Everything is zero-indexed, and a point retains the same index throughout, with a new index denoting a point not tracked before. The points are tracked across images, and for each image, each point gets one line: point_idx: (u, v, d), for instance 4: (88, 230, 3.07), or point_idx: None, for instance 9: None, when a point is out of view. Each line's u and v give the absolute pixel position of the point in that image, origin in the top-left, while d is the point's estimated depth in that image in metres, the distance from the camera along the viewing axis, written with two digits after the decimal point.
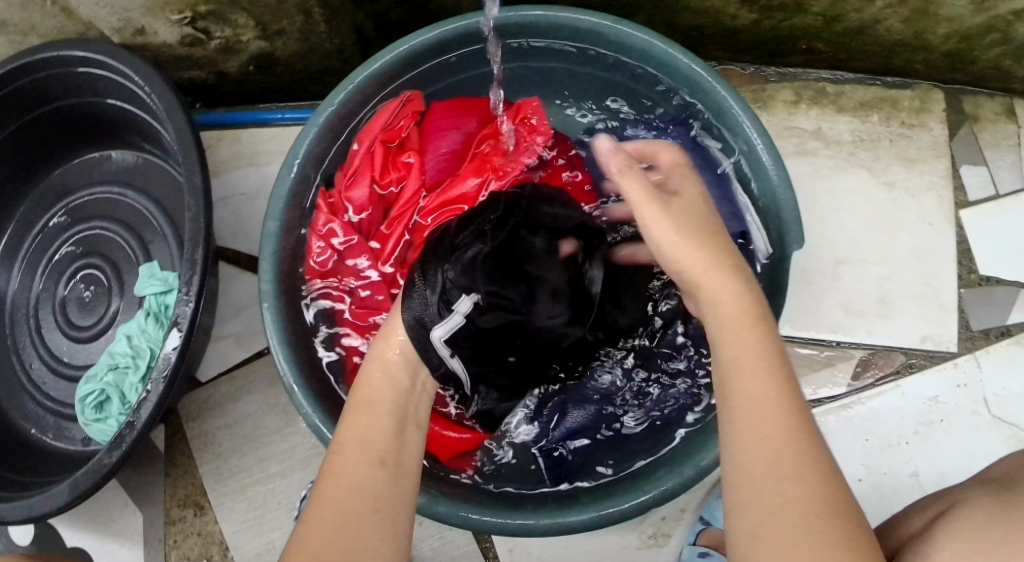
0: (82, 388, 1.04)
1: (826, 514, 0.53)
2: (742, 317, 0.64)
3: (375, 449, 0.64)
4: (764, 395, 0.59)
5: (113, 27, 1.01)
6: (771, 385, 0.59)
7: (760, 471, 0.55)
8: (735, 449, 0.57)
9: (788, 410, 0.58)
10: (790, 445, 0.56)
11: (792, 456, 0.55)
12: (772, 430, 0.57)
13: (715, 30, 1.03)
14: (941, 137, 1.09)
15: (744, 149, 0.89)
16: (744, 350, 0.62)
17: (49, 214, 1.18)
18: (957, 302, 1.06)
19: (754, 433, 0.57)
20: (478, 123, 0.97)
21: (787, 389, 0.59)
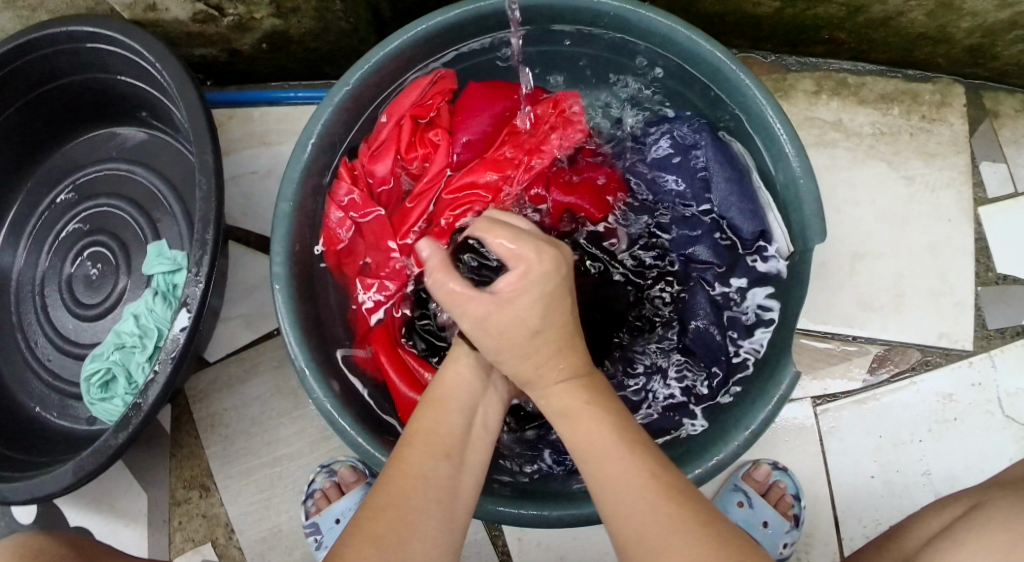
0: (88, 368, 1.03)
1: (663, 525, 0.57)
2: (573, 386, 0.64)
3: (438, 446, 0.63)
4: (648, 491, 0.59)
5: (125, 2, 0.99)
6: (616, 468, 0.60)
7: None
8: (622, 532, 0.58)
9: (677, 496, 0.59)
10: (705, 542, 0.57)
11: (696, 536, 0.57)
12: (677, 531, 0.57)
13: (736, 17, 1.02)
14: (961, 132, 1.08)
15: (767, 139, 0.87)
16: (594, 433, 0.62)
17: (56, 191, 1.17)
18: (973, 300, 1.05)
19: (657, 521, 0.57)
20: (512, 108, 0.94)
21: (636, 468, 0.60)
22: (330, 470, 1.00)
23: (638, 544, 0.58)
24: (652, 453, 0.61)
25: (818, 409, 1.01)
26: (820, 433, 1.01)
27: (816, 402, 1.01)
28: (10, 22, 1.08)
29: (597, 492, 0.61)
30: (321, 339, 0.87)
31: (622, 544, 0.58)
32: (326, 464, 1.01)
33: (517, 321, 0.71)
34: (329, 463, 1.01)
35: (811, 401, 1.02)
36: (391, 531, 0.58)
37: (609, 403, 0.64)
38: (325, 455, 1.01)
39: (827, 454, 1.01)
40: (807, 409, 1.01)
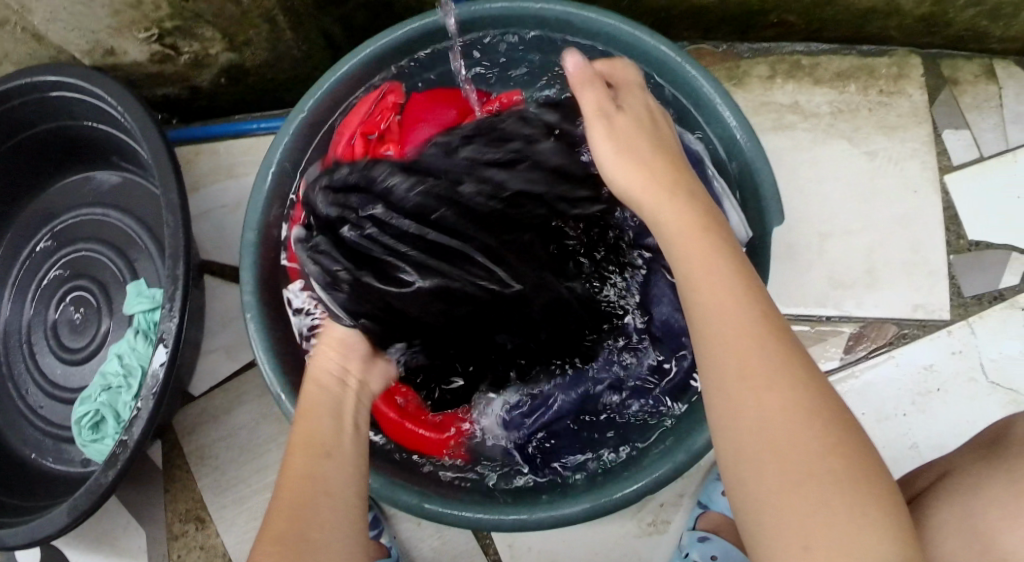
0: (76, 410, 1.05)
1: (846, 507, 0.50)
2: (705, 255, 0.59)
3: (320, 444, 0.66)
4: (786, 380, 0.54)
5: (83, 49, 1.01)
6: (758, 352, 0.55)
7: (774, 463, 0.52)
8: (743, 408, 0.54)
9: (806, 390, 0.54)
10: (821, 439, 0.52)
11: (816, 438, 0.52)
12: (796, 422, 0.52)
13: (683, 9, 1.03)
14: (920, 103, 1.09)
15: (718, 127, 0.88)
16: (733, 317, 0.56)
17: (35, 239, 1.18)
18: (947, 268, 1.05)
19: (777, 408, 0.53)
20: (457, 113, 0.92)
21: (775, 358, 0.54)
22: None
23: (744, 426, 0.54)
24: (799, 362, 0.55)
25: None
26: None
27: None
28: None
29: (723, 368, 0.55)
30: (296, 363, 0.89)
31: (731, 418, 0.54)
32: None
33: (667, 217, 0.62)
34: None
35: None
36: (309, 527, 0.60)
37: (781, 343, 0.55)
38: None
39: None
40: None
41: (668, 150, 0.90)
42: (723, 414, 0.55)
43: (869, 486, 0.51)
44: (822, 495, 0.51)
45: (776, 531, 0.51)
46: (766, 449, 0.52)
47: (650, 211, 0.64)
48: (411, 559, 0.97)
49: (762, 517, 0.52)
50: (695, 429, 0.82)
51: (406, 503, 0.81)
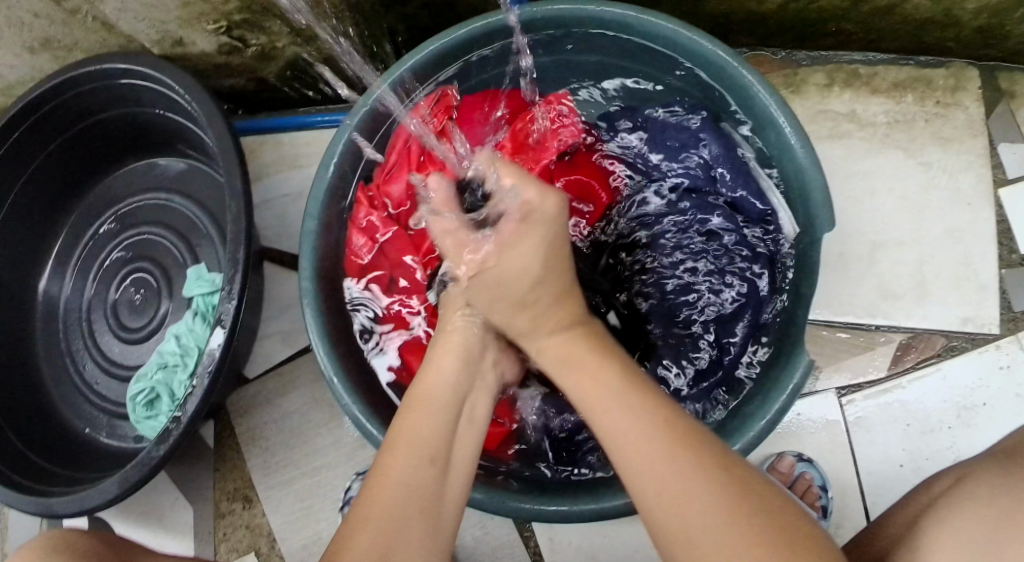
0: (133, 388, 1.08)
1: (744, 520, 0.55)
2: (597, 361, 0.68)
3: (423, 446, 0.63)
4: (648, 399, 0.63)
5: (152, 40, 1.06)
6: (641, 430, 0.60)
7: (660, 472, 0.58)
8: (626, 443, 0.61)
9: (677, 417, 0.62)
10: (706, 460, 0.58)
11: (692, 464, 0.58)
12: (697, 461, 0.58)
13: (741, 16, 1.03)
14: (976, 116, 1.09)
15: (771, 130, 0.89)
16: (588, 383, 0.66)
17: (99, 222, 1.23)
18: (998, 282, 1.05)
19: (636, 418, 0.61)
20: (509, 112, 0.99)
21: (640, 392, 0.64)
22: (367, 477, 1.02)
23: (625, 447, 0.61)
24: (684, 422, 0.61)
25: (843, 399, 1.02)
26: (847, 424, 1.02)
27: (840, 392, 1.02)
28: (49, 64, 1.16)
29: (617, 437, 0.61)
30: (351, 351, 0.92)
31: (609, 438, 0.63)
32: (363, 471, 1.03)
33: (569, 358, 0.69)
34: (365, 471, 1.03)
35: (835, 392, 1.02)
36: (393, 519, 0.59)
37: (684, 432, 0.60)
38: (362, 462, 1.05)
39: (855, 446, 1.01)
40: (832, 400, 1.02)
41: (715, 153, 0.95)
42: (615, 453, 0.62)
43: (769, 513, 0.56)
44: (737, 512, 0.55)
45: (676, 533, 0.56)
46: (649, 460, 0.59)
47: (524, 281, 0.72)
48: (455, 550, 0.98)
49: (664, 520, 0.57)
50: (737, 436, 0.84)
51: None
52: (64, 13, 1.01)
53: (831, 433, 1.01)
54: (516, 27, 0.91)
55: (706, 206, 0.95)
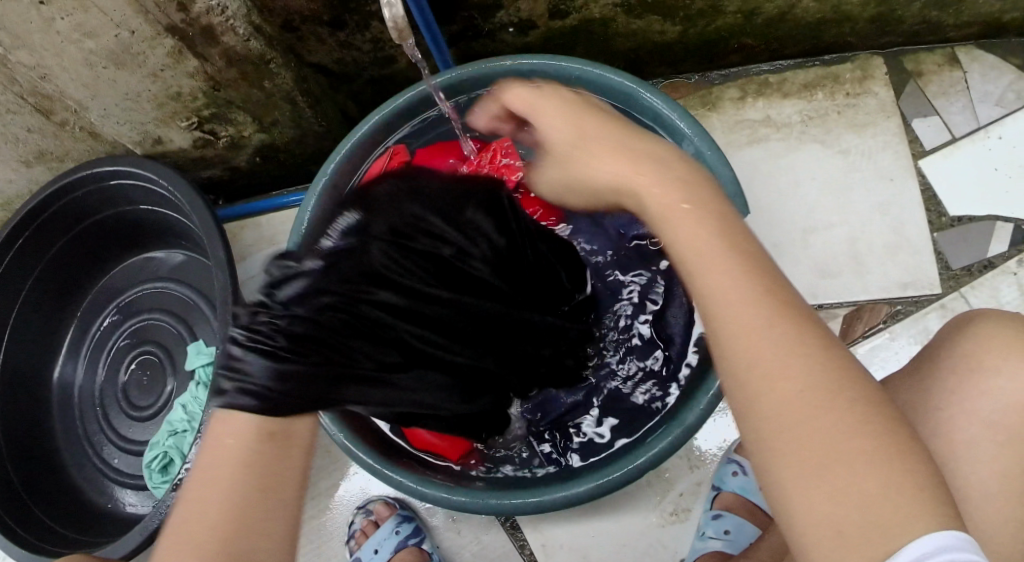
0: (148, 456, 1.18)
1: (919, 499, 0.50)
2: (767, 332, 0.54)
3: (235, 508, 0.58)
4: (810, 362, 0.54)
5: (135, 140, 1.19)
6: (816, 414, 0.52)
7: (819, 448, 0.51)
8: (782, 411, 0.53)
9: (849, 369, 0.54)
10: (847, 426, 0.52)
11: (858, 444, 0.51)
12: (840, 432, 0.52)
13: (649, 48, 1.15)
14: (887, 98, 1.17)
15: (681, 140, 0.99)
16: (708, 256, 0.58)
17: (103, 314, 1.34)
18: (931, 245, 1.12)
19: (812, 405, 0.52)
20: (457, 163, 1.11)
21: (825, 365, 0.54)
22: (367, 511, 1.10)
23: (759, 379, 0.54)
24: (859, 394, 0.53)
25: None
26: None
27: None
28: (45, 175, 1.29)
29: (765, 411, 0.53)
30: None
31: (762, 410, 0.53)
32: (363, 506, 1.11)
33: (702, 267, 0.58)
34: (366, 505, 1.11)
35: None
36: (251, 527, 0.58)
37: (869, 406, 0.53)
38: (362, 499, 1.13)
39: None
40: None
41: None
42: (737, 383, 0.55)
43: (912, 478, 0.51)
44: (879, 474, 0.51)
45: (819, 517, 0.51)
46: (803, 429, 0.52)
47: (682, 239, 0.60)
48: None
49: (779, 479, 0.52)
50: (684, 411, 0.90)
51: (436, 496, 0.90)
52: (55, 127, 1.14)
53: None
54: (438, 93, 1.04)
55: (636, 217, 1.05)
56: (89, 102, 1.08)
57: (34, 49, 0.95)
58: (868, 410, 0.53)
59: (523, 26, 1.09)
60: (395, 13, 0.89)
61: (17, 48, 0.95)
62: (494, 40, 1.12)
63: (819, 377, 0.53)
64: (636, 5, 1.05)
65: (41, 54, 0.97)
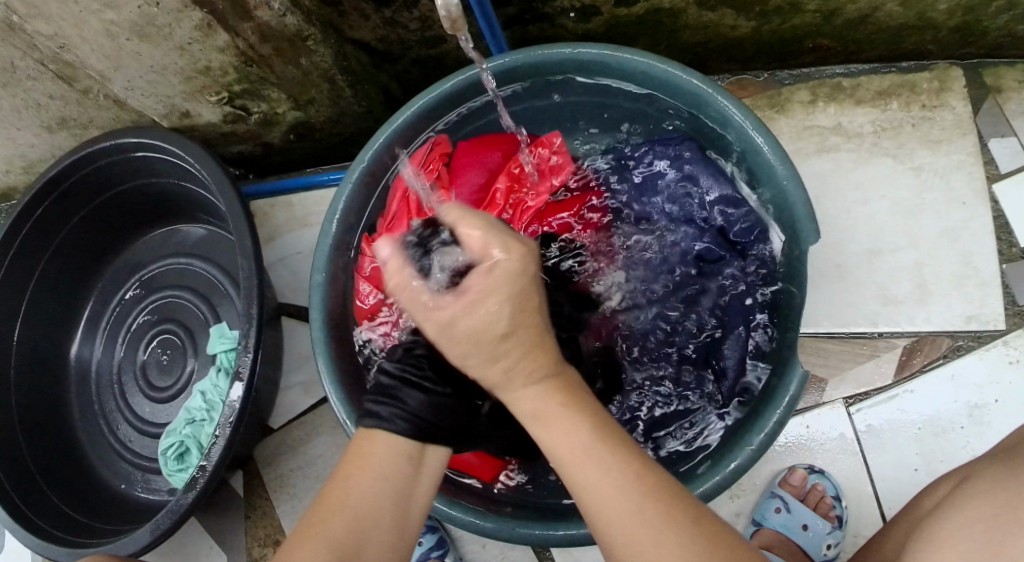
0: (163, 442, 1.13)
1: None
2: (575, 454, 0.60)
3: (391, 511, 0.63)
4: (583, 428, 0.61)
5: (161, 113, 1.12)
6: (638, 510, 0.58)
7: (655, 549, 0.56)
8: (563, 469, 0.60)
9: (670, 492, 0.59)
10: (616, 475, 0.59)
11: (624, 480, 0.58)
12: (606, 479, 0.59)
13: (718, 43, 1.07)
14: (964, 114, 1.09)
15: (751, 152, 0.93)
16: (521, 401, 0.62)
17: (125, 286, 1.29)
18: (999, 278, 1.06)
19: (653, 535, 0.57)
20: (502, 158, 1.04)
21: (598, 433, 0.61)
22: None
23: (580, 484, 0.59)
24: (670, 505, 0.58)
25: (851, 408, 1.03)
26: (857, 432, 1.03)
27: (848, 401, 1.03)
28: (68, 140, 1.23)
29: (589, 501, 0.59)
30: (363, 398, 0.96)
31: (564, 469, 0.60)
32: None
33: (500, 375, 0.61)
34: None
35: (843, 401, 1.03)
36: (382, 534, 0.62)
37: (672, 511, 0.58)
38: None
39: (866, 452, 1.02)
40: (840, 410, 1.03)
41: (704, 181, 0.99)
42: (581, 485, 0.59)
43: (705, 523, 0.57)
44: None
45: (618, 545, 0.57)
46: (586, 487, 0.59)
47: (458, 352, 0.60)
48: None
49: (633, 555, 0.57)
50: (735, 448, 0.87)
51: (466, 522, 0.86)
52: (79, 93, 1.08)
53: (840, 442, 1.03)
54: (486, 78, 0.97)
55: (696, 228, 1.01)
56: (111, 73, 1.01)
57: (49, 18, 0.89)
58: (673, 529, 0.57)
59: (585, 11, 0.99)
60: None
61: (32, 17, 0.89)
62: (552, 24, 1.03)
63: (643, 494, 0.58)
64: None
65: (60, 24, 0.90)
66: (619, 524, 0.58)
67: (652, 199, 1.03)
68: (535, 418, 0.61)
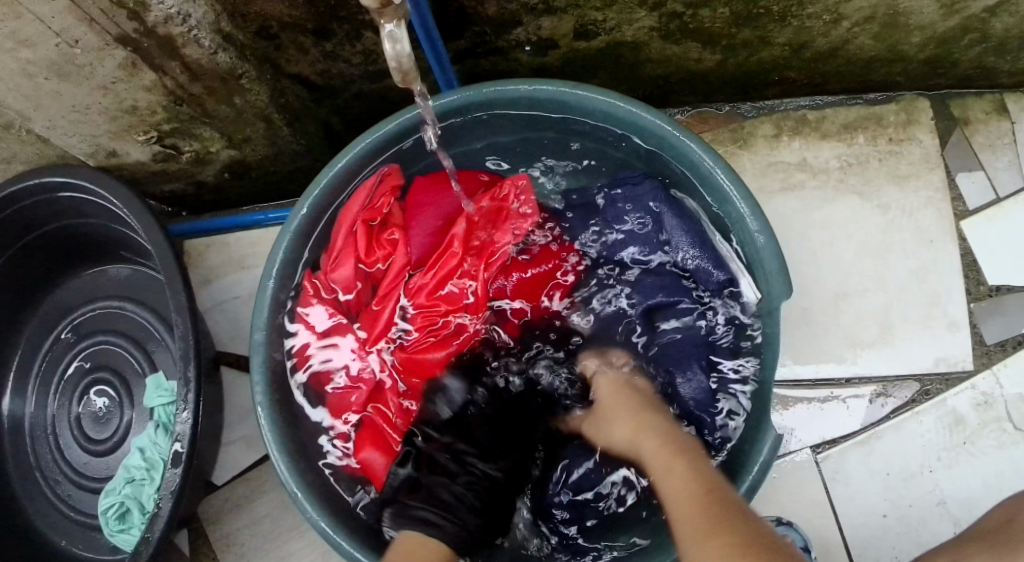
0: (102, 503, 1.07)
1: None
2: (671, 468, 0.72)
3: None
4: (697, 476, 0.69)
5: (87, 152, 1.04)
6: (701, 503, 0.65)
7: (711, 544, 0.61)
8: (671, 507, 0.68)
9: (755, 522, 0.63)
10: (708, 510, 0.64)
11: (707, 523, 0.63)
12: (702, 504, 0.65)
13: (681, 76, 1.03)
14: (931, 148, 1.06)
15: (720, 198, 0.89)
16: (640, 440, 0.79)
17: (57, 330, 1.21)
18: (967, 317, 1.03)
19: (717, 533, 0.62)
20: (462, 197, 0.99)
21: (699, 471, 0.70)
22: None
23: (668, 495, 0.69)
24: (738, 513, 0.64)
25: (818, 455, 1.00)
26: (825, 479, 1.00)
27: (814, 449, 1.00)
28: None
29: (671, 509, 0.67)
30: (308, 461, 0.90)
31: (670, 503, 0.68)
32: None
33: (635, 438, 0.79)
34: None
35: (809, 449, 1.00)
36: None
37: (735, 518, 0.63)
38: None
39: (835, 501, 0.99)
40: (807, 458, 1.00)
41: (672, 223, 0.94)
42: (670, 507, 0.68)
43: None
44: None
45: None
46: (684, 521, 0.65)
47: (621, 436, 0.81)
48: None
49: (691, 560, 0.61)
50: None
51: None
52: None
53: (809, 491, 0.99)
54: (436, 116, 0.91)
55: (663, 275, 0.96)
56: (32, 112, 0.93)
57: None
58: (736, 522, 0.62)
59: (542, 44, 0.94)
60: (399, 51, 0.73)
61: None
62: (506, 59, 0.97)
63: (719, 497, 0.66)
64: (675, 31, 0.92)
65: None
66: (681, 530, 0.64)
67: (616, 245, 0.98)
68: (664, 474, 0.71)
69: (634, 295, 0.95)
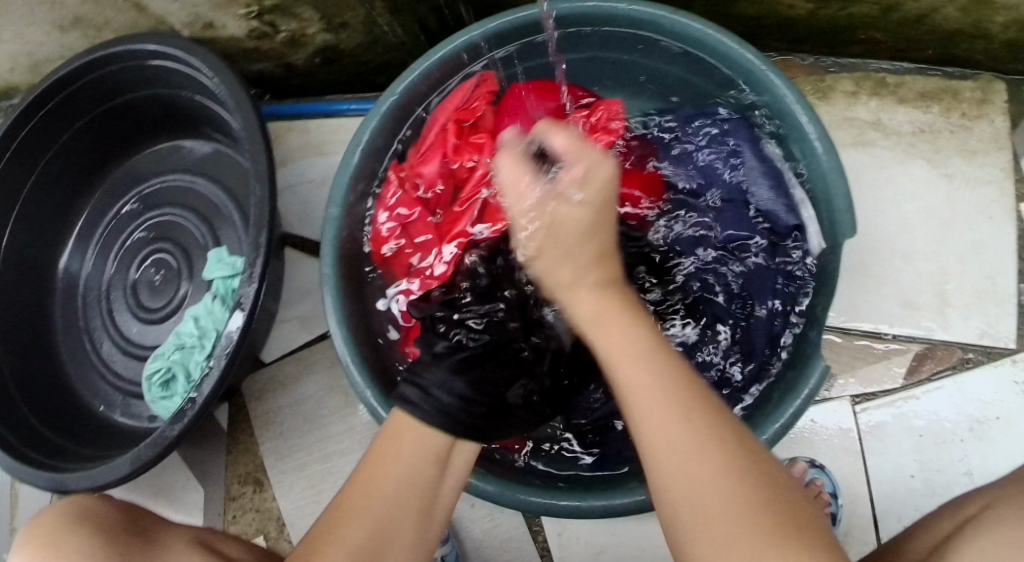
0: (150, 366, 1.10)
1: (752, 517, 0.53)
2: (638, 354, 0.59)
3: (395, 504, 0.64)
4: (644, 350, 0.60)
5: (184, 21, 1.07)
6: (669, 385, 0.58)
7: (693, 476, 0.55)
8: (654, 426, 0.57)
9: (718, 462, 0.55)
10: (703, 414, 0.57)
11: (690, 423, 0.56)
12: (653, 379, 0.58)
13: (771, 20, 1.04)
14: (1002, 129, 1.07)
15: (797, 136, 0.89)
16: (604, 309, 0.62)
17: (122, 201, 1.24)
18: (1018, 296, 1.04)
19: (694, 445, 0.55)
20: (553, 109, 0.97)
21: (673, 384, 0.58)
22: None
23: (623, 368, 0.59)
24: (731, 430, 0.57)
25: (857, 407, 1.02)
26: (860, 431, 1.01)
27: (854, 400, 1.02)
28: (78, 42, 1.18)
29: (642, 417, 0.57)
30: (364, 331, 0.92)
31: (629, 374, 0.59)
32: None
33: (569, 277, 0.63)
34: None
35: (849, 400, 1.02)
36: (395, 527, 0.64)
37: (703, 407, 0.57)
38: None
39: (867, 454, 1.01)
40: (846, 407, 1.02)
41: (752, 163, 0.95)
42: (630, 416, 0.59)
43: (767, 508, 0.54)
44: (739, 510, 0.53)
45: (658, 480, 0.56)
46: (654, 384, 0.58)
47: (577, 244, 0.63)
48: (461, 539, 1.01)
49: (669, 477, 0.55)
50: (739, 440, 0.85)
51: (464, 480, 0.84)
52: None
53: (844, 439, 1.01)
54: (537, 24, 0.92)
55: (736, 206, 0.95)
56: None
57: None
58: (717, 451, 0.55)
59: None
60: None
61: None
62: None
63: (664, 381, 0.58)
64: None
65: None
66: (655, 435, 0.56)
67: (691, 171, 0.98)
68: (591, 330, 0.62)
69: (704, 225, 0.95)
